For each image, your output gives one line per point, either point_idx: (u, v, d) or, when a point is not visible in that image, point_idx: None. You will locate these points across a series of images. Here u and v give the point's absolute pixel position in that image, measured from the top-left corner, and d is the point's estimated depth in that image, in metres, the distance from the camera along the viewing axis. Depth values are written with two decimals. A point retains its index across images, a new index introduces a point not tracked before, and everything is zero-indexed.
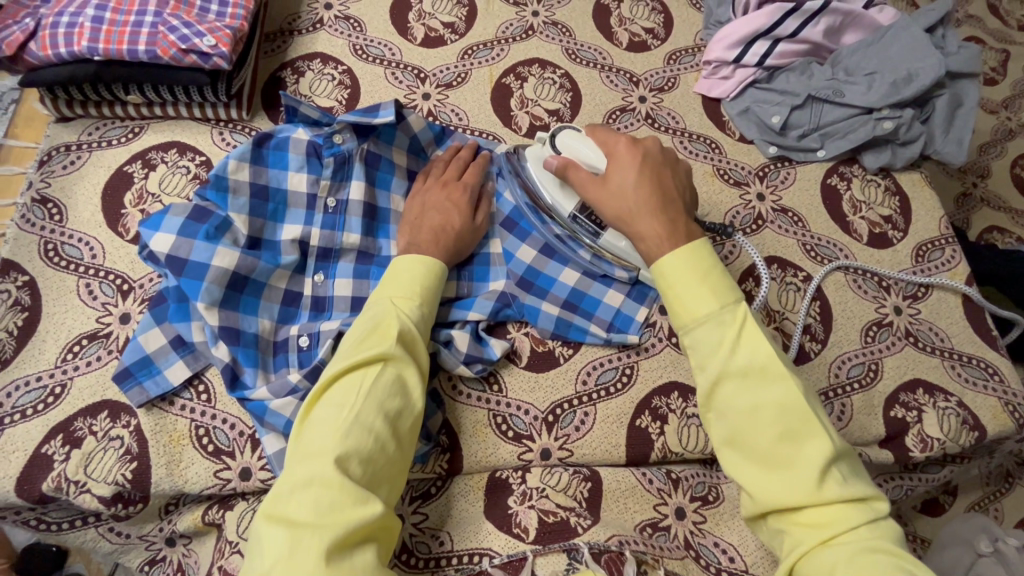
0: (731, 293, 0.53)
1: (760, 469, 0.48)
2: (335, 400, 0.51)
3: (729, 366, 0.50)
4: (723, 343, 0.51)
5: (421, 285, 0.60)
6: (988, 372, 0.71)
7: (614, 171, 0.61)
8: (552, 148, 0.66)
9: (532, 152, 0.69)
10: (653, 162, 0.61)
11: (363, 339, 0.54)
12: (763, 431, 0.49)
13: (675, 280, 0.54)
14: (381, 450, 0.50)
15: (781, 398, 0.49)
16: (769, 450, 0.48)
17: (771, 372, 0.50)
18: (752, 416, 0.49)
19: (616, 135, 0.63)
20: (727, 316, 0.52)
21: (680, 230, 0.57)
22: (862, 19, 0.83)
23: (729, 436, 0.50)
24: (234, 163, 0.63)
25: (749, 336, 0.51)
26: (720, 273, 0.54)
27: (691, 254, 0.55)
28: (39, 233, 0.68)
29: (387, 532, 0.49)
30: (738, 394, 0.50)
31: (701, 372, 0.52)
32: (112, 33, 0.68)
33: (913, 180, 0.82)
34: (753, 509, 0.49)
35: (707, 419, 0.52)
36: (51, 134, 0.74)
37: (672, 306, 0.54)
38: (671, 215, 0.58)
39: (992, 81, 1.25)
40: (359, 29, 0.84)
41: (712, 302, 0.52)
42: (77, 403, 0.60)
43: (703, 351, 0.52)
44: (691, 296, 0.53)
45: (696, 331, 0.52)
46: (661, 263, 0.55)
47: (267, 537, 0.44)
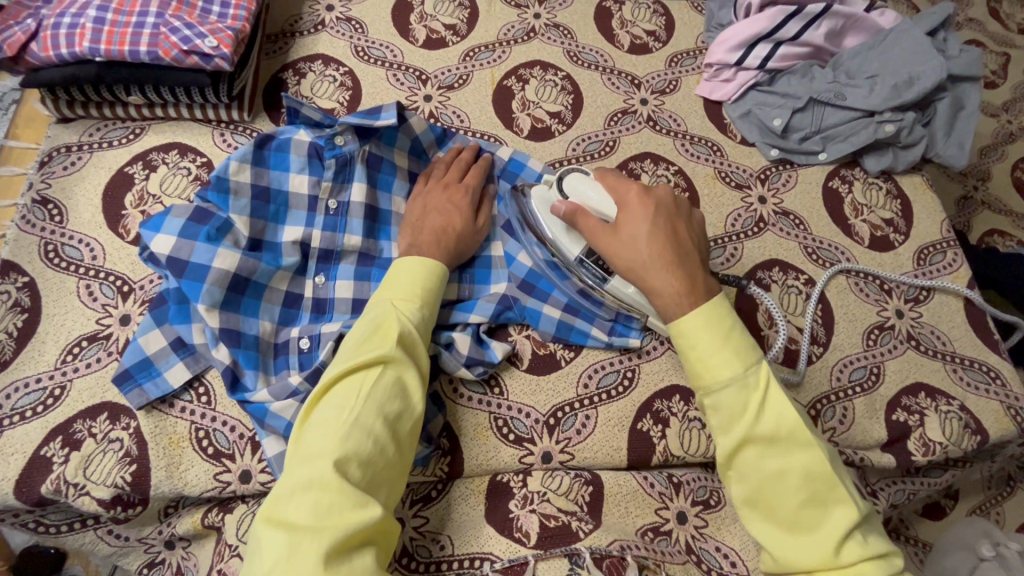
0: (753, 353, 0.53)
1: (782, 530, 0.50)
2: (335, 402, 0.51)
3: (754, 431, 0.50)
4: (747, 408, 0.51)
5: (422, 287, 0.59)
6: (990, 376, 0.71)
7: (627, 223, 0.59)
8: (558, 192, 0.65)
9: (537, 192, 0.67)
10: (667, 214, 0.60)
11: (364, 341, 0.54)
12: (784, 491, 0.50)
13: (696, 340, 0.54)
14: (380, 453, 0.50)
15: (805, 464, 0.50)
16: (791, 510, 0.50)
17: (795, 439, 0.50)
18: (776, 481, 0.50)
19: (627, 183, 0.62)
20: (751, 379, 0.52)
21: (697, 287, 0.56)
22: (864, 22, 0.84)
23: (751, 497, 0.51)
24: (235, 164, 0.63)
25: (773, 403, 0.51)
26: (741, 333, 0.54)
27: (713, 313, 0.54)
28: (39, 234, 0.68)
29: (386, 535, 0.49)
30: (762, 458, 0.50)
31: (723, 435, 0.52)
32: (114, 35, 0.68)
33: (914, 183, 0.82)
34: (772, 564, 0.50)
35: (726, 477, 0.53)
36: (52, 135, 0.74)
37: (693, 367, 0.54)
38: (687, 269, 0.57)
39: (993, 85, 1.25)
40: (360, 30, 0.84)
41: (735, 365, 0.52)
42: (77, 405, 0.60)
43: (726, 414, 0.52)
44: (715, 357, 0.53)
45: (720, 395, 0.52)
46: (681, 322, 0.55)
47: (265, 539, 0.44)
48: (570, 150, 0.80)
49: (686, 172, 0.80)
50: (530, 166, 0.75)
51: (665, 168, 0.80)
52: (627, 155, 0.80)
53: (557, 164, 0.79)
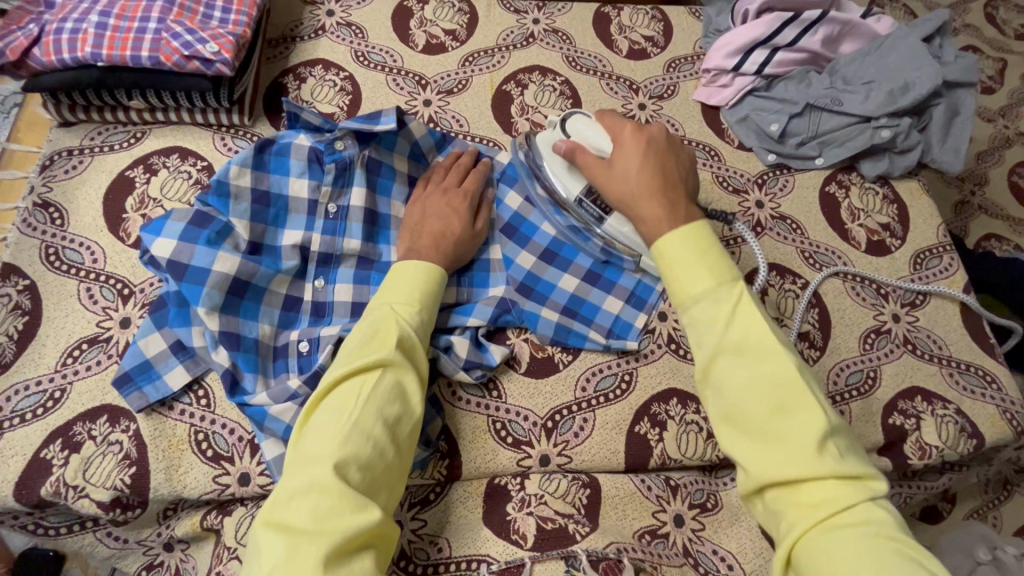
0: (729, 271, 0.54)
1: (755, 443, 0.48)
2: (335, 406, 0.51)
3: (724, 341, 0.51)
4: (719, 318, 0.51)
5: (422, 291, 0.60)
6: (986, 380, 0.71)
7: (619, 157, 0.62)
8: (561, 132, 0.68)
9: (543, 137, 0.70)
10: (657, 148, 0.62)
11: (363, 344, 0.54)
12: (758, 400, 0.48)
13: (674, 259, 0.55)
14: (380, 456, 0.50)
15: (773, 371, 0.49)
16: (765, 422, 0.48)
17: (764, 347, 0.50)
18: (747, 389, 0.49)
19: (623, 120, 0.64)
20: (723, 293, 0.52)
21: (680, 213, 0.58)
22: (859, 29, 0.85)
23: (725, 411, 0.49)
24: (236, 168, 0.63)
25: (744, 313, 0.51)
26: (719, 251, 0.55)
27: (690, 232, 0.55)
28: (40, 237, 0.68)
29: (385, 538, 0.49)
30: (735, 368, 0.49)
31: (699, 348, 0.52)
32: (116, 40, 0.69)
33: (911, 188, 0.83)
34: (749, 484, 0.48)
35: (704, 397, 0.52)
36: (54, 139, 0.75)
37: (671, 284, 0.55)
38: (671, 199, 0.59)
39: (990, 90, 1.26)
40: (360, 35, 0.85)
41: (710, 278, 0.53)
42: (77, 408, 0.60)
43: (701, 326, 0.52)
44: (690, 273, 0.54)
45: (694, 307, 0.53)
46: (661, 242, 0.56)
47: (265, 543, 0.44)
48: None
49: None
50: None
51: None
52: None
53: None
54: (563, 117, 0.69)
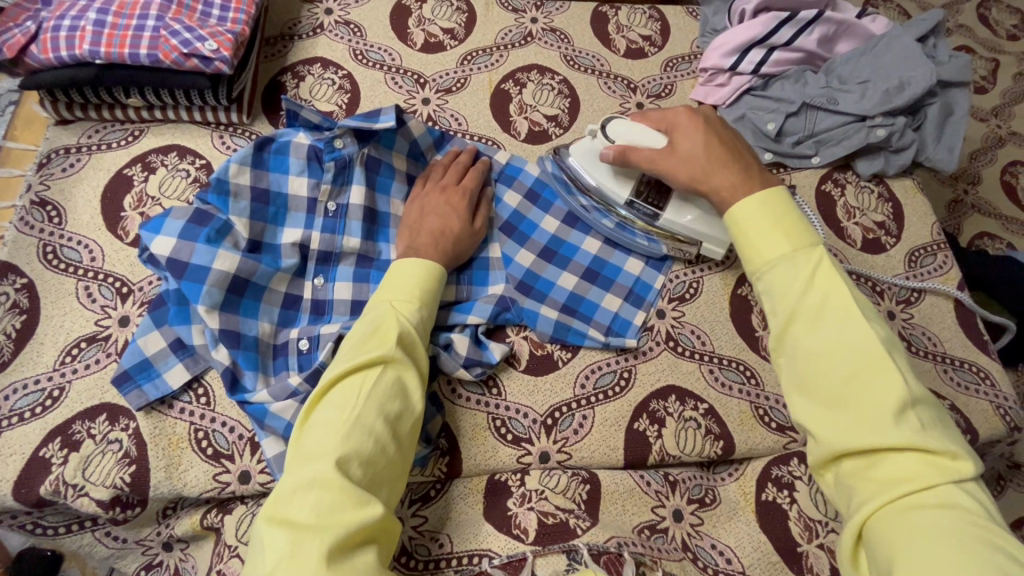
0: (807, 238, 0.54)
1: (832, 414, 0.48)
2: (336, 403, 0.51)
3: (801, 306, 0.51)
4: (798, 281, 0.51)
5: (421, 288, 0.60)
6: (980, 377, 0.72)
7: (680, 139, 0.64)
8: (603, 139, 0.69)
9: (581, 145, 0.72)
10: (715, 126, 0.65)
11: (364, 341, 0.55)
12: (834, 368, 0.48)
13: (748, 225, 0.56)
14: (381, 452, 0.50)
15: (853, 339, 0.49)
16: (842, 390, 0.48)
17: (845, 314, 0.49)
18: (823, 358, 0.49)
19: (671, 111, 0.67)
20: (802, 257, 0.53)
21: (755, 180, 0.59)
22: (854, 29, 0.85)
23: (799, 379, 0.50)
24: (235, 166, 0.63)
25: (824, 277, 0.51)
26: (797, 218, 0.55)
27: (763, 200, 0.56)
28: (38, 236, 0.68)
29: (387, 534, 0.49)
30: (811, 335, 0.50)
31: (773, 316, 0.53)
32: (114, 37, 0.68)
33: (906, 186, 0.84)
34: (821, 455, 0.48)
35: (778, 364, 0.53)
36: (51, 137, 0.74)
37: (744, 250, 0.56)
38: (744, 167, 0.60)
39: (983, 90, 1.27)
40: (359, 34, 0.85)
41: (787, 243, 0.53)
42: (76, 407, 0.60)
43: (778, 291, 0.52)
44: (765, 239, 0.54)
45: (768, 271, 0.53)
46: (735, 210, 0.57)
47: (267, 538, 0.44)
48: None
49: None
50: (528, 170, 0.76)
51: None
52: None
53: None
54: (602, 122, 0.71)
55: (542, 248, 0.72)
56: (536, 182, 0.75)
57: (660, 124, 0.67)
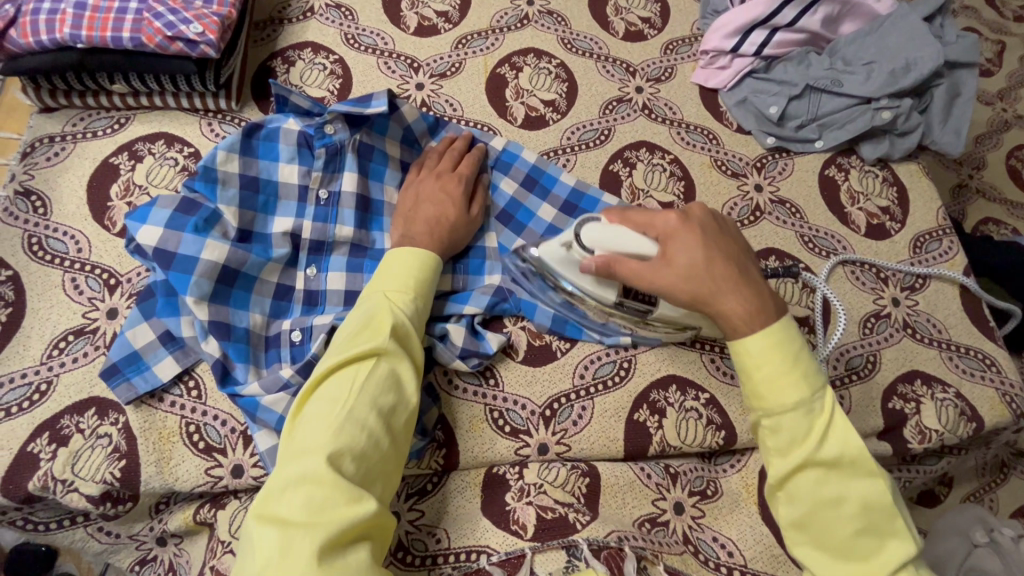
0: (819, 379, 0.51)
1: (829, 555, 0.50)
2: (327, 397, 0.50)
3: (815, 457, 0.49)
4: (812, 433, 0.50)
5: (415, 278, 0.59)
6: (986, 363, 0.71)
7: (676, 249, 0.54)
8: (580, 249, 0.59)
9: (556, 254, 0.61)
10: (711, 234, 0.56)
11: (356, 333, 0.53)
12: (838, 519, 0.49)
13: (761, 363, 0.51)
14: (374, 447, 0.49)
15: (864, 494, 0.49)
16: (845, 540, 0.49)
17: (856, 468, 0.50)
18: (831, 508, 0.49)
19: (660, 214, 0.57)
20: (816, 405, 0.50)
21: (765, 305, 0.53)
22: (859, 8, 0.83)
23: (800, 518, 0.50)
24: (223, 153, 0.62)
25: (838, 428, 0.50)
26: (807, 357, 0.51)
27: (776, 337, 0.51)
28: (23, 226, 0.66)
29: (382, 530, 0.48)
30: (821, 484, 0.50)
31: (780, 457, 0.51)
32: (96, 21, 0.66)
33: (911, 170, 0.82)
34: None
35: (775, 497, 0.53)
36: (35, 126, 0.72)
37: (754, 390, 0.52)
38: (752, 288, 0.54)
39: (988, 73, 1.25)
40: (350, 17, 0.82)
41: (800, 391, 0.50)
42: (64, 400, 0.59)
43: (788, 438, 0.50)
44: (779, 382, 0.50)
45: (782, 418, 0.50)
46: (745, 342, 0.52)
47: (257, 536, 0.43)
48: (564, 139, 0.78)
49: (682, 161, 0.79)
50: (524, 156, 0.73)
51: (661, 157, 0.79)
52: (622, 144, 0.79)
53: (551, 152, 0.77)
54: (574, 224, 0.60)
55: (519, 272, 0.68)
56: (533, 169, 0.73)
57: (647, 229, 0.56)
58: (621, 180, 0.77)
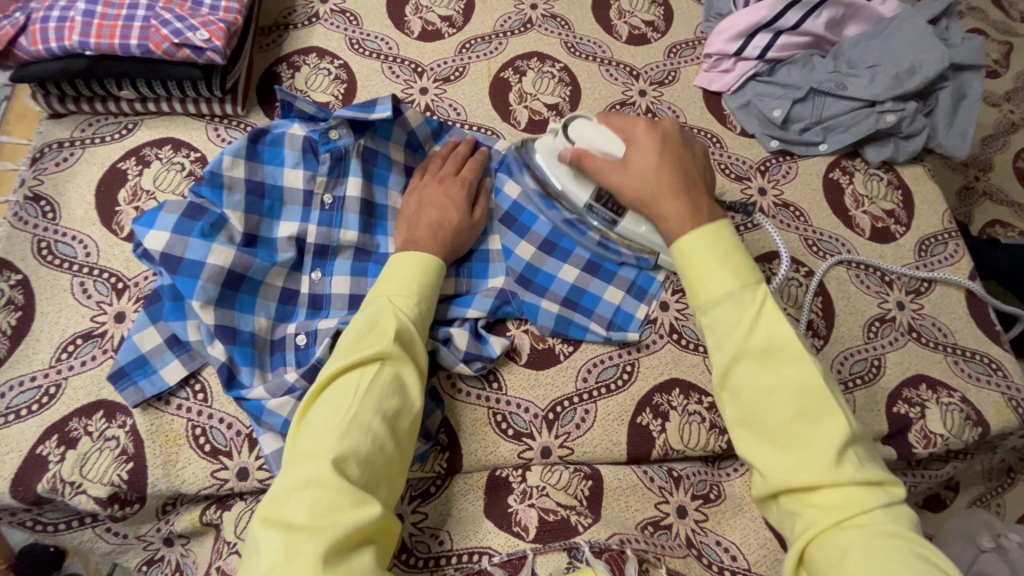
0: (752, 275, 0.54)
1: (773, 447, 0.49)
2: (332, 401, 0.50)
3: (746, 348, 0.51)
4: (742, 321, 0.52)
5: (419, 282, 0.59)
6: (991, 368, 0.71)
7: (635, 154, 0.61)
8: (565, 139, 0.65)
9: (543, 143, 0.67)
10: (673, 145, 0.62)
11: (361, 336, 0.54)
12: (778, 408, 0.49)
13: (697, 259, 0.55)
14: (379, 451, 0.49)
15: (797, 378, 0.50)
16: (786, 429, 0.49)
17: (787, 355, 0.51)
18: (768, 396, 0.50)
19: (633, 121, 0.64)
20: (747, 296, 0.53)
21: (703, 214, 0.58)
22: (864, 11, 0.83)
23: (743, 415, 0.51)
24: (229, 159, 0.62)
25: (768, 317, 0.52)
26: (739, 254, 0.55)
27: (713, 235, 0.55)
28: (32, 231, 0.67)
29: (387, 533, 0.49)
30: (756, 373, 0.51)
31: (717, 352, 0.52)
32: (105, 28, 0.67)
33: (916, 173, 0.81)
34: (764, 489, 0.50)
35: (721, 401, 0.53)
36: (44, 131, 0.73)
37: (692, 286, 0.55)
38: (694, 198, 0.59)
39: (995, 74, 1.24)
40: (355, 23, 0.83)
41: (732, 280, 0.53)
42: (72, 403, 0.60)
43: (722, 330, 0.52)
44: (712, 274, 0.54)
45: (714, 312, 0.53)
46: (682, 242, 0.56)
47: (263, 540, 0.44)
48: None
49: None
50: None
51: None
52: None
53: None
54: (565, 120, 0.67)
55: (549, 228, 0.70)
56: None
57: (619, 132, 0.63)
58: None
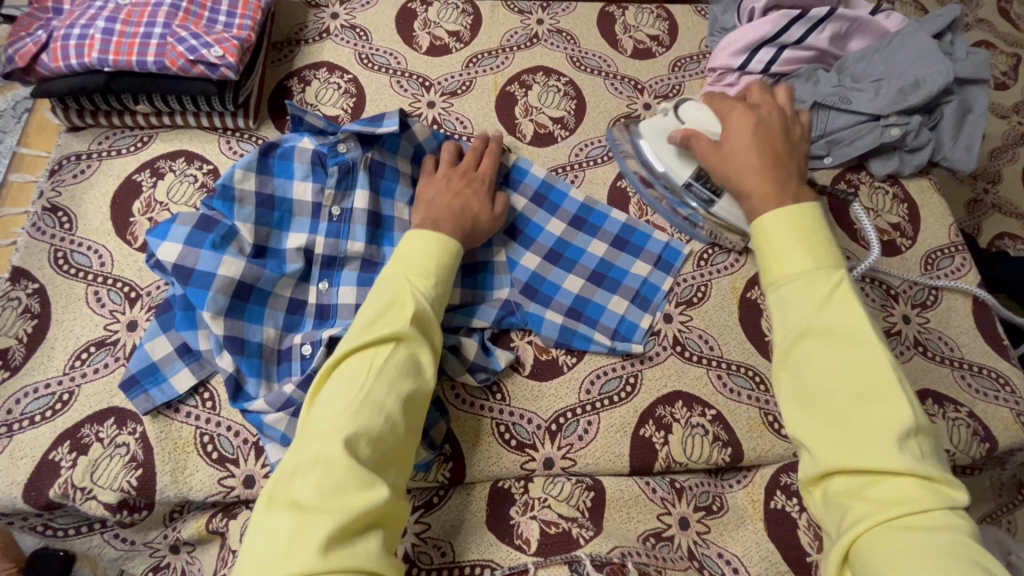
0: (832, 258, 0.53)
1: (825, 427, 0.48)
2: (345, 380, 0.51)
3: (814, 324, 0.50)
4: (815, 298, 0.51)
5: (436, 265, 0.59)
6: (999, 383, 0.70)
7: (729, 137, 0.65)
8: (674, 119, 0.73)
9: (652, 122, 0.75)
10: (768, 128, 0.64)
11: (379, 314, 0.55)
12: (844, 388, 0.48)
13: (774, 238, 0.55)
14: (390, 432, 0.50)
15: (864, 362, 0.48)
16: (843, 411, 0.47)
17: (855, 337, 0.49)
18: (831, 375, 0.48)
19: (734, 104, 0.68)
20: (822, 275, 0.52)
21: (790, 193, 0.59)
22: (868, 26, 0.84)
23: (800, 393, 0.50)
24: (240, 172, 0.64)
25: (841, 297, 0.51)
26: (819, 235, 0.54)
27: (789, 217, 0.56)
28: (49, 241, 0.69)
29: (394, 516, 0.49)
30: (820, 352, 0.50)
31: (783, 328, 0.52)
32: (122, 45, 0.69)
33: (922, 186, 0.82)
34: (813, 470, 0.48)
35: (780, 378, 0.52)
36: (62, 144, 0.75)
37: (765, 263, 0.55)
38: (782, 177, 0.60)
39: (1004, 86, 1.23)
40: (365, 38, 0.85)
41: (810, 259, 0.53)
42: (84, 410, 0.61)
43: (795, 305, 0.52)
44: (789, 253, 0.54)
45: (787, 287, 0.53)
46: (763, 221, 0.57)
47: (272, 516, 0.45)
48: (573, 155, 0.79)
49: None
50: (535, 171, 0.75)
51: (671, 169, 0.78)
52: None
53: (559, 168, 0.78)
54: (678, 102, 0.75)
55: (574, 212, 0.74)
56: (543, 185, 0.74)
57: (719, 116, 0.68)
58: (628, 199, 0.77)
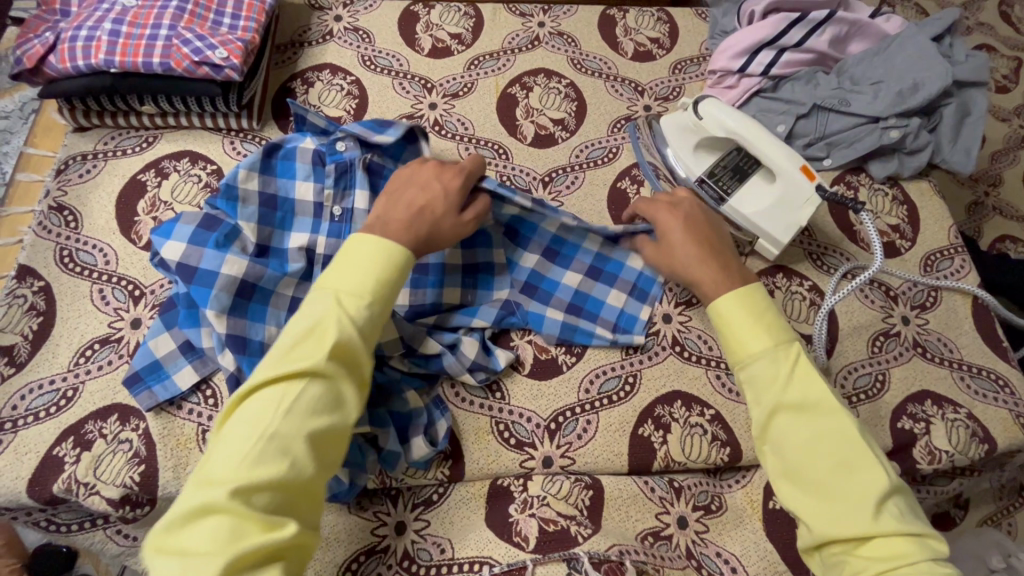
0: (785, 332, 0.53)
1: (813, 496, 0.47)
2: (252, 415, 0.46)
3: (784, 399, 0.50)
4: (778, 377, 0.50)
5: (374, 278, 0.52)
6: (999, 384, 0.70)
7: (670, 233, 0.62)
8: (692, 114, 0.74)
9: (671, 117, 0.77)
10: (696, 217, 0.63)
11: (296, 342, 0.48)
12: (821, 462, 0.48)
13: (732, 318, 0.54)
14: (298, 474, 0.45)
15: (838, 431, 0.48)
16: (828, 483, 0.47)
17: (824, 408, 0.49)
18: (810, 450, 0.48)
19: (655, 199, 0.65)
20: (782, 352, 0.51)
21: (736, 274, 0.58)
22: (868, 29, 0.84)
23: (785, 468, 0.49)
24: (244, 172, 0.65)
25: (804, 372, 0.50)
26: (773, 312, 0.54)
27: (746, 296, 0.55)
28: (55, 240, 0.70)
29: (302, 556, 0.45)
30: (795, 427, 0.49)
31: (755, 405, 0.51)
32: (129, 47, 0.70)
33: (921, 188, 0.82)
34: (808, 537, 0.48)
35: (761, 452, 0.51)
36: (68, 144, 0.76)
37: (727, 343, 0.54)
38: (724, 261, 0.59)
39: (1004, 89, 1.23)
40: (367, 40, 0.86)
41: (766, 340, 0.52)
42: (88, 407, 0.62)
43: (760, 386, 0.51)
44: (747, 335, 0.53)
45: (753, 367, 0.52)
46: (718, 304, 0.55)
47: (156, 565, 0.41)
48: (573, 157, 0.80)
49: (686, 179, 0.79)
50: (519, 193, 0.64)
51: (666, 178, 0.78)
52: (629, 162, 0.80)
53: (559, 169, 0.79)
54: (694, 99, 0.76)
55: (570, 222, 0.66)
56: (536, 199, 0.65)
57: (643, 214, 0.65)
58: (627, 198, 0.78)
